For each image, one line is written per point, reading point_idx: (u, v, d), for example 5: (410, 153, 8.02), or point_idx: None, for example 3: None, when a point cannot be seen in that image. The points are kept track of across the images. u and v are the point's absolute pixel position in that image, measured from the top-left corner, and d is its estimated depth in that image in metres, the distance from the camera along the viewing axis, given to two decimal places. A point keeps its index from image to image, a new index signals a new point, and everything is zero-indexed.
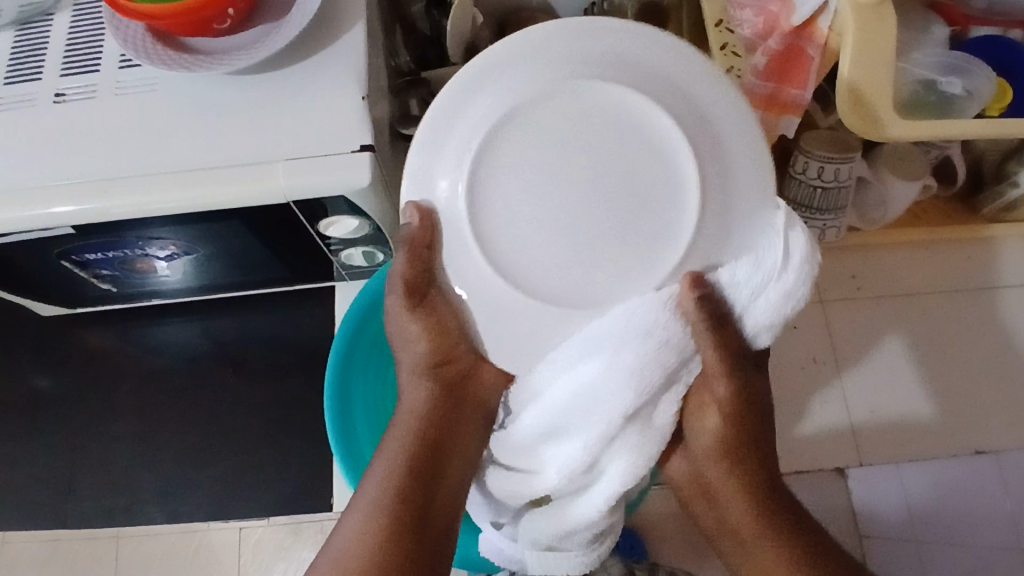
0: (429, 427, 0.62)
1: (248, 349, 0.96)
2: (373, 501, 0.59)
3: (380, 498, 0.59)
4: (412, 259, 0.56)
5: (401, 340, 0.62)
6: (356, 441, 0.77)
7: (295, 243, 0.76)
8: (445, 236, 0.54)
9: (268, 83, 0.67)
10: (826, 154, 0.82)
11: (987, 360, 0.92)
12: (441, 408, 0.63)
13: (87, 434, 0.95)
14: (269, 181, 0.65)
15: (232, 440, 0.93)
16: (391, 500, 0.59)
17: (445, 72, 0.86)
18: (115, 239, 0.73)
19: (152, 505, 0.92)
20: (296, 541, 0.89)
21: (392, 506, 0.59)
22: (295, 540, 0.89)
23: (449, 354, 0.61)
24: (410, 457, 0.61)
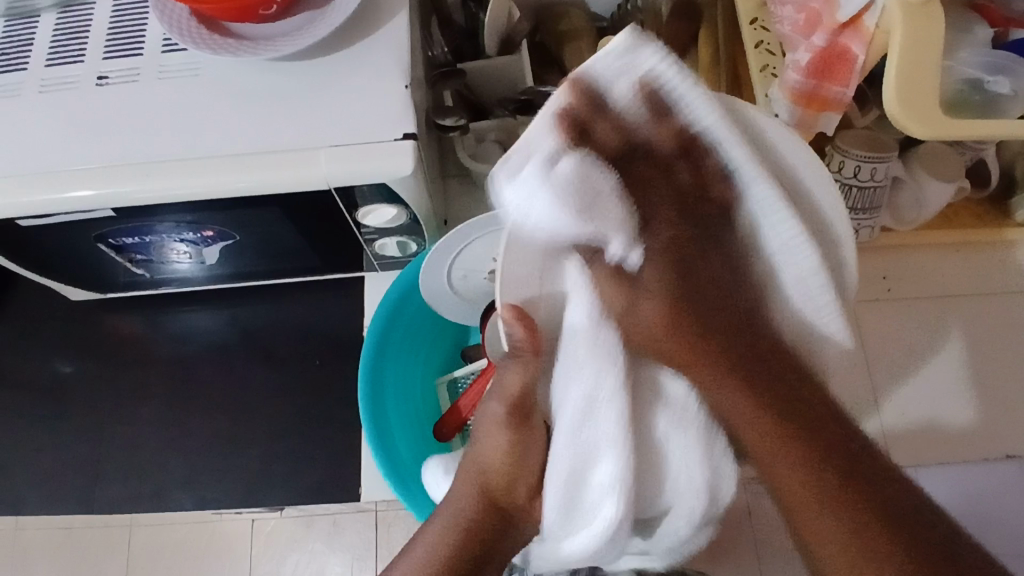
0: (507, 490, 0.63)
1: (275, 338, 0.97)
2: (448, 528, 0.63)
3: (451, 526, 0.62)
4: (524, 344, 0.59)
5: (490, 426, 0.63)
6: (393, 437, 0.77)
7: (330, 232, 0.76)
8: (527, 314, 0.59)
9: (311, 70, 0.67)
10: (862, 154, 0.81)
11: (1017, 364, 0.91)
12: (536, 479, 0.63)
13: (112, 419, 0.95)
14: (312, 167, 0.65)
15: (257, 429, 0.93)
16: (465, 529, 0.62)
17: (481, 65, 0.86)
18: (152, 224, 0.73)
19: (176, 491, 0.92)
20: (307, 534, 0.91)
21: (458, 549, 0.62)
22: (306, 533, 0.90)
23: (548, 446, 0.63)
24: (482, 519, 0.62)
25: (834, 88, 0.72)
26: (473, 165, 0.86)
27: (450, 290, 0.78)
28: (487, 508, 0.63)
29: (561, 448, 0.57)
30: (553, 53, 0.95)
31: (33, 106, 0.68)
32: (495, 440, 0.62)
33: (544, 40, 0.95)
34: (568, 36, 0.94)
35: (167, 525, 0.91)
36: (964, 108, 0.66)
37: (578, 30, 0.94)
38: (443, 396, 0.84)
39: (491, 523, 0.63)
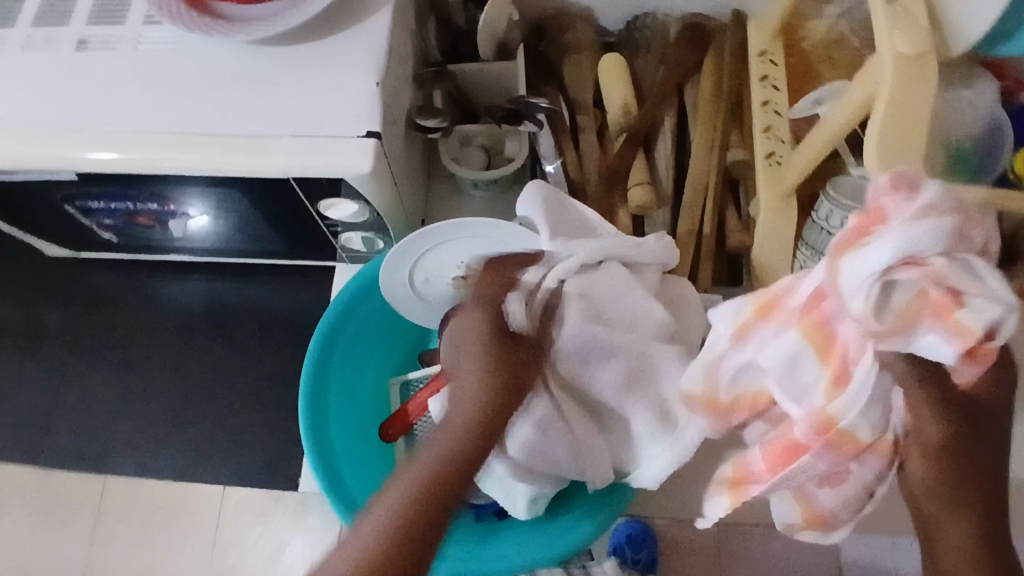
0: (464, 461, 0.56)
1: (241, 317, 0.93)
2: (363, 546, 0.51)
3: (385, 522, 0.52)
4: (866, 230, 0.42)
5: (463, 366, 0.63)
6: (327, 424, 0.76)
7: (295, 221, 0.77)
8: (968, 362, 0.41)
9: (284, 57, 0.67)
10: (851, 203, 0.78)
11: None
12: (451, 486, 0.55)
13: (72, 379, 0.93)
14: (270, 156, 0.64)
15: (204, 405, 0.90)
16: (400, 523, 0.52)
17: (473, 68, 0.84)
18: (119, 191, 0.72)
19: (122, 456, 0.89)
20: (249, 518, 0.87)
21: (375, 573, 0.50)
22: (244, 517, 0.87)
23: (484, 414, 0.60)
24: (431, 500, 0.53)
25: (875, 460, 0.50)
26: (454, 169, 0.86)
27: (410, 290, 0.80)
28: (424, 511, 0.53)
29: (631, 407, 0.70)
30: (554, 63, 0.92)
31: (13, 63, 0.68)
32: (466, 356, 0.63)
33: (546, 51, 0.93)
34: (571, 48, 0.92)
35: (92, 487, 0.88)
36: (959, 171, 0.65)
37: (581, 42, 0.92)
38: (393, 396, 0.84)
39: (435, 484, 0.54)
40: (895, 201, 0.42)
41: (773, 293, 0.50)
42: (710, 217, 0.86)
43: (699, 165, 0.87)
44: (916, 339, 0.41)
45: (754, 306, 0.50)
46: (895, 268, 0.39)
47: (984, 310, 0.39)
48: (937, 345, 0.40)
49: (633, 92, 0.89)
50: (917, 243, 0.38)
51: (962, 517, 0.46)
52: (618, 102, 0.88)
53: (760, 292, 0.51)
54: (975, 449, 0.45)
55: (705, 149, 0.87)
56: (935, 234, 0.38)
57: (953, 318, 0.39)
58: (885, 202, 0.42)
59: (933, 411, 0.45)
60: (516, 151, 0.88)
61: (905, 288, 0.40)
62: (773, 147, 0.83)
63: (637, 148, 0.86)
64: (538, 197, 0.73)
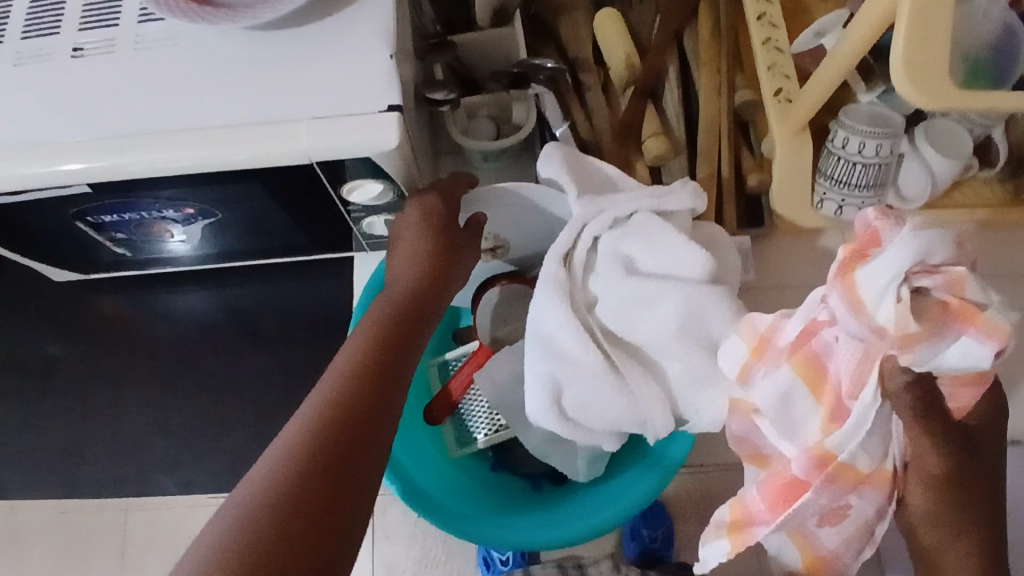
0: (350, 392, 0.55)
1: (262, 320, 0.91)
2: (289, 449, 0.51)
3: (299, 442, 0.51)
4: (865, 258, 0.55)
5: (400, 269, 0.67)
6: None
7: (316, 211, 0.75)
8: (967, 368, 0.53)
9: (290, 39, 0.65)
10: (868, 129, 0.78)
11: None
12: (375, 382, 0.56)
13: (96, 405, 0.90)
14: (292, 140, 0.62)
15: (239, 412, 0.88)
16: (323, 416, 0.52)
17: (473, 37, 0.83)
18: (132, 200, 0.70)
19: (160, 476, 0.87)
20: None
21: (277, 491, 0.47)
22: None
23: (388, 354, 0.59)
24: (336, 409, 0.53)
25: (873, 491, 0.63)
26: (463, 141, 0.84)
27: None
28: (337, 419, 0.52)
29: (680, 347, 0.68)
30: (549, 26, 0.91)
31: (8, 80, 0.66)
32: (405, 252, 0.67)
33: (539, 13, 0.91)
34: (563, 8, 0.90)
35: (136, 512, 0.86)
36: (983, 81, 0.66)
37: (573, 1, 0.91)
38: (432, 377, 0.82)
39: (355, 391, 0.55)
40: (885, 226, 0.55)
41: (763, 334, 0.64)
42: (726, 160, 0.85)
43: (709, 109, 0.86)
44: (948, 347, 0.52)
45: (749, 349, 0.65)
46: (916, 275, 0.50)
47: (995, 311, 0.51)
48: (971, 346, 0.52)
49: (632, 45, 0.88)
50: (926, 248, 0.49)
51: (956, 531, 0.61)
52: (620, 56, 0.86)
53: (746, 335, 0.65)
54: (964, 479, 0.59)
55: (713, 94, 0.87)
56: (943, 245, 0.50)
57: (980, 320, 0.51)
58: (875, 233, 0.56)
59: (936, 449, 0.57)
60: (524, 118, 0.86)
61: (931, 295, 0.51)
62: (780, 83, 0.82)
63: (645, 100, 0.86)
64: (557, 159, 0.72)
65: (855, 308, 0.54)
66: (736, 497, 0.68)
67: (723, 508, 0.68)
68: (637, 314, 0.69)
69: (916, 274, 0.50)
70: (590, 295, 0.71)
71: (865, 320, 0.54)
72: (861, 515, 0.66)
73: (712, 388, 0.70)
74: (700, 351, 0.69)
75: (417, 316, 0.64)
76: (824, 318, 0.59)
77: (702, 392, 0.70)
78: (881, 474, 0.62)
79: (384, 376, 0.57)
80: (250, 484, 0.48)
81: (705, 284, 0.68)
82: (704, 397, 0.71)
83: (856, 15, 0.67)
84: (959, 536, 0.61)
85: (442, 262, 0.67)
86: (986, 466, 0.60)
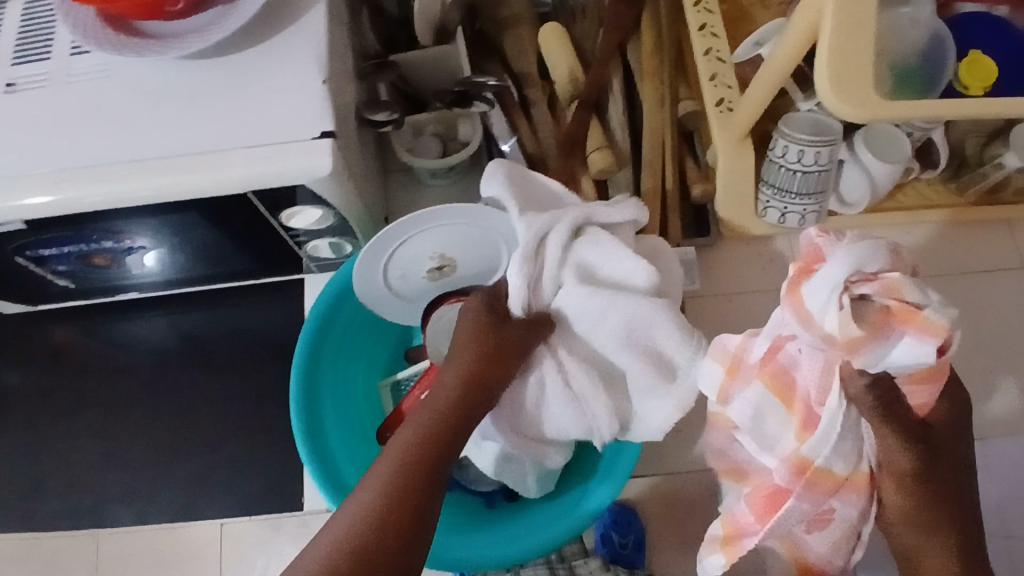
0: (410, 478, 0.58)
1: (217, 345, 0.90)
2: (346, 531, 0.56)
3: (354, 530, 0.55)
4: (809, 273, 0.53)
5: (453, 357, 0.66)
6: (325, 435, 0.73)
7: (261, 236, 0.75)
8: (924, 364, 0.51)
9: (223, 68, 0.65)
10: (807, 137, 0.78)
11: (986, 335, 0.91)
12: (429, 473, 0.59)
13: (50, 437, 0.89)
14: (226, 171, 0.62)
15: (196, 439, 0.87)
16: (388, 498, 0.57)
17: (416, 55, 0.83)
18: (71, 233, 0.69)
19: (116, 507, 0.86)
20: (253, 550, 0.82)
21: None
22: (249, 549, 0.82)
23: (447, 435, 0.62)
24: (394, 502, 0.57)
25: (852, 496, 0.63)
26: (410, 160, 0.84)
27: (387, 290, 0.78)
28: (394, 513, 0.56)
29: (626, 360, 0.69)
30: (494, 41, 0.91)
31: None
32: (458, 354, 0.66)
33: (485, 29, 0.91)
34: (508, 23, 0.91)
35: (93, 544, 0.85)
36: (915, 87, 0.66)
37: (518, 16, 0.91)
38: (386, 398, 0.84)
39: (412, 477, 0.58)
40: (826, 243, 0.53)
41: (734, 355, 0.64)
42: (672, 170, 0.86)
43: (654, 120, 0.87)
44: (891, 350, 0.51)
45: (724, 367, 0.64)
46: (855, 284, 0.49)
47: (936, 310, 0.49)
48: (914, 345, 0.50)
49: (577, 58, 0.88)
50: (858, 259, 0.49)
51: (935, 538, 0.63)
52: (564, 70, 0.87)
53: (720, 359, 0.65)
54: (934, 479, 0.60)
55: (658, 104, 0.87)
56: (875, 253, 0.49)
57: (918, 321, 0.49)
58: (814, 247, 0.54)
59: (903, 449, 0.57)
60: (471, 135, 0.87)
61: (871, 302, 0.50)
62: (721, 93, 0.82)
63: (591, 113, 0.86)
64: (498, 174, 0.72)
65: (803, 322, 0.53)
66: (726, 513, 0.69)
67: (715, 523, 0.70)
68: (586, 323, 0.69)
69: (854, 284, 0.49)
70: (545, 302, 0.69)
71: (813, 331, 0.53)
72: (844, 520, 0.66)
73: (659, 393, 0.70)
74: (649, 362, 0.69)
75: (487, 407, 0.65)
76: (782, 334, 0.58)
77: (656, 399, 0.70)
78: (858, 477, 0.61)
79: (441, 457, 0.61)
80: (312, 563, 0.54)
81: (648, 297, 0.67)
82: (654, 403, 0.71)
83: (788, 23, 0.67)
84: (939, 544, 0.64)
85: (499, 355, 0.66)
86: (947, 475, 0.61)
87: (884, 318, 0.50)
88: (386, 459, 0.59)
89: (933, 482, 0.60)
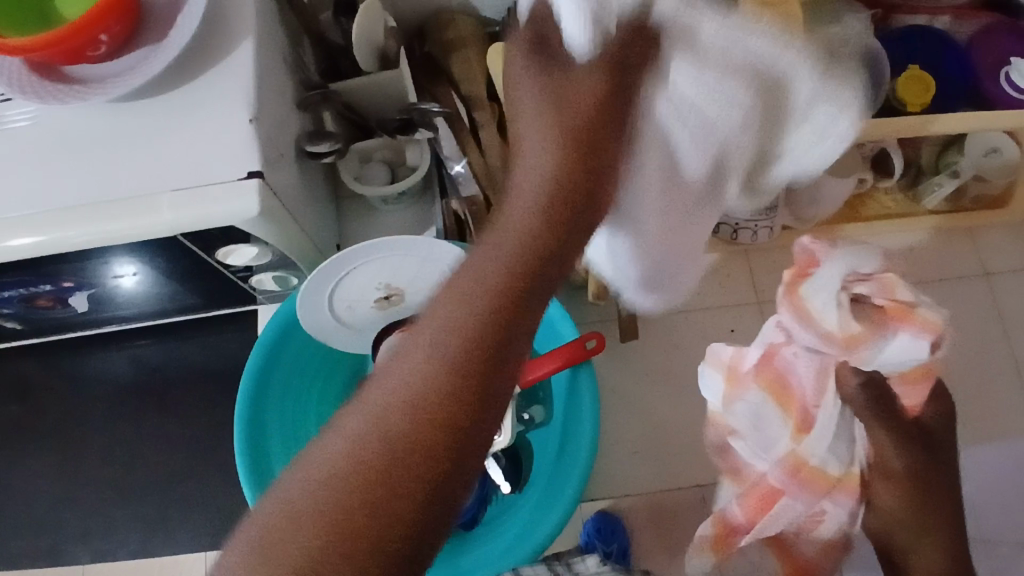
0: (442, 398, 0.38)
1: (175, 378, 0.90)
2: (317, 468, 0.37)
3: (376, 442, 0.37)
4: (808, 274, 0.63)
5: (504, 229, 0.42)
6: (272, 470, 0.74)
7: (204, 273, 0.74)
8: (913, 354, 0.61)
9: (149, 109, 0.64)
10: None
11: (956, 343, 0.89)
12: (473, 396, 0.38)
13: (9, 476, 0.89)
14: (153, 215, 0.62)
15: (155, 474, 0.87)
16: (420, 413, 0.38)
17: (359, 83, 0.82)
18: (8, 278, 0.69)
19: (74, 546, 0.85)
20: None
21: (350, 483, 0.36)
22: None
23: (492, 354, 0.39)
24: (433, 424, 0.37)
25: (844, 497, 0.72)
26: (357, 188, 0.84)
27: (335, 322, 0.78)
28: (440, 407, 0.38)
29: None
30: (442, 63, 0.91)
31: None
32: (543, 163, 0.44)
33: (433, 51, 0.91)
34: (454, 45, 0.90)
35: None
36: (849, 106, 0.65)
37: (465, 37, 0.91)
38: None
39: (459, 400, 0.38)
40: (819, 249, 0.63)
41: (730, 365, 0.75)
42: None
43: None
44: (888, 344, 0.61)
45: (723, 378, 0.75)
46: (852, 283, 0.61)
47: (926, 310, 0.61)
48: (910, 341, 0.61)
49: None
50: (854, 262, 0.62)
51: (923, 527, 0.71)
52: None
53: (719, 367, 0.75)
54: (912, 470, 0.70)
55: None
56: (867, 258, 0.62)
57: (912, 318, 0.60)
58: (809, 252, 0.64)
59: (898, 448, 0.69)
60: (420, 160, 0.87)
61: (867, 299, 0.61)
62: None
63: None
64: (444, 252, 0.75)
65: (805, 320, 0.63)
66: (717, 513, 0.78)
67: (705, 525, 0.78)
68: None
69: (855, 283, 0.61)
70: None
71: (815, 327, 0.62)
72: (835, 521, 0.75)
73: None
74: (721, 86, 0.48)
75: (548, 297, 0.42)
76: (780, 340, 0.69)
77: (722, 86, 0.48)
78: (849, 480, 0.71)
79: (494, 385, 0.39)
80: (326, 451, 0.37)
81: None
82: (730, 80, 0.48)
83: None
84: (918, 525, 0.71)
85: (566, 224, 0.43)
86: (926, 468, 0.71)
87: (886, 309, 0.61)
88: (418, 346, 0.39)
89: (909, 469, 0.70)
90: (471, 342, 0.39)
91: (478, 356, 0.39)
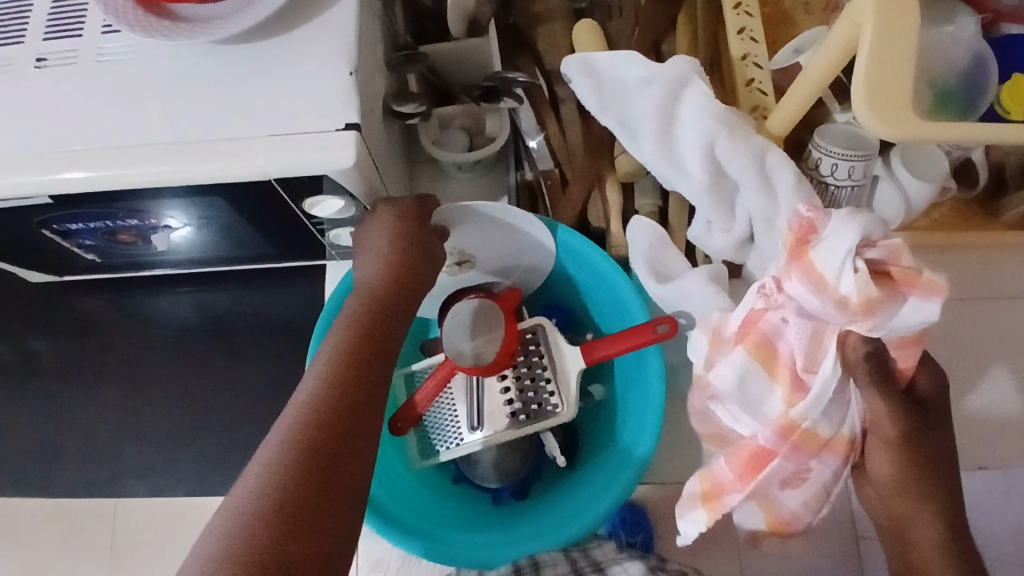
0: (337, 420, 0.55)
1: (237, 325, 0.92)
2: (260, 494, 0.51)
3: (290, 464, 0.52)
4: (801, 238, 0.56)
5: (371, 265, 0.68)
6: None
7: (284, 222, 0.75)
8: (902, 328, 0.51)
9: (251, 54, 0.65)
10: (841, 150, 0.76)
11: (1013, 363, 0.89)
12: (351, 397, 0.57)
13: (70, 407, 0.91)
14: (249, 159, 0.62)
15: (212, 417, 0.89)
16: (309, 434, 0.54)
17: (447, 47, 0.82)
18: (97, 210, 0.70)
19: (131, 480, 0.88)
20: None
21: (281, 498, 0.50)
22: None
23: (350, 395, 0.57)
24: (302, 437, 0.54)
25: (837, 460, 0.62)
26: (436, 153, 0.84)
27: None
28: (332, 419, 0.55)
29: None
30: (527, 35, 0.90)
31: None
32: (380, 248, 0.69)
33: (518, 22, 0.90)
34: (541, 17, 0.90)
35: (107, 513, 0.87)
36: (952, 109, 0.64)
37: (551, 10, 0.90)
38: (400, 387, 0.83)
39: (334, 422, 0.55)
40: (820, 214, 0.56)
41: (716, 327, 0.67)
42: None
43: None
44: (897, 313, 0.50)
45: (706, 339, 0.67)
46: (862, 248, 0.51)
47: (933, 275, 0.50)
48: (918, 308, 0.49)
49: None
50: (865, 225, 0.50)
51: (929, 517, 0.61)
52: None
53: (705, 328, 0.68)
54: (936, 462, 0.61)
55: None
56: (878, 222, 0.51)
57: (921, 284, 0.49)
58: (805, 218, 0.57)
59: (899, 422, 0.57)
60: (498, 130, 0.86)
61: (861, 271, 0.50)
62: (756, 100, 0.80)
63: None
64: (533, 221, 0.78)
65: (792, 270, 0.54)
66: (705, 469, 0.67)
67: (693, 480, 0.67)
68: None
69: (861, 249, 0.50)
70: None
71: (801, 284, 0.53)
72: (822, 476, 0.64)
73: None
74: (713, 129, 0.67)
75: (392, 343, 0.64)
76: (764, 304, 0.60)
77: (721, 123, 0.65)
78: (840, 441, 0.61)
79: (360, 405, 0.57)
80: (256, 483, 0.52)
81: None
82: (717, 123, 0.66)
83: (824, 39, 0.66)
84: (924, 501, 0.61)
85: (399, 309, 0.66)
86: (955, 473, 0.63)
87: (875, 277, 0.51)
88: (315, 382, 0.58)
89: (919, 455, 0.59)
90: (329, 392, 0.57)
91: (346, 384, 0.58)
